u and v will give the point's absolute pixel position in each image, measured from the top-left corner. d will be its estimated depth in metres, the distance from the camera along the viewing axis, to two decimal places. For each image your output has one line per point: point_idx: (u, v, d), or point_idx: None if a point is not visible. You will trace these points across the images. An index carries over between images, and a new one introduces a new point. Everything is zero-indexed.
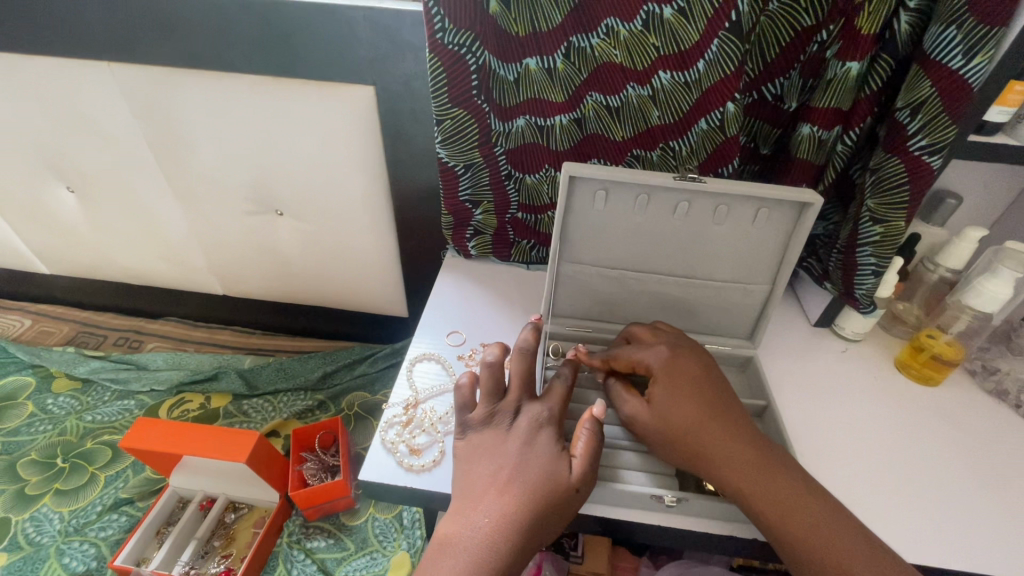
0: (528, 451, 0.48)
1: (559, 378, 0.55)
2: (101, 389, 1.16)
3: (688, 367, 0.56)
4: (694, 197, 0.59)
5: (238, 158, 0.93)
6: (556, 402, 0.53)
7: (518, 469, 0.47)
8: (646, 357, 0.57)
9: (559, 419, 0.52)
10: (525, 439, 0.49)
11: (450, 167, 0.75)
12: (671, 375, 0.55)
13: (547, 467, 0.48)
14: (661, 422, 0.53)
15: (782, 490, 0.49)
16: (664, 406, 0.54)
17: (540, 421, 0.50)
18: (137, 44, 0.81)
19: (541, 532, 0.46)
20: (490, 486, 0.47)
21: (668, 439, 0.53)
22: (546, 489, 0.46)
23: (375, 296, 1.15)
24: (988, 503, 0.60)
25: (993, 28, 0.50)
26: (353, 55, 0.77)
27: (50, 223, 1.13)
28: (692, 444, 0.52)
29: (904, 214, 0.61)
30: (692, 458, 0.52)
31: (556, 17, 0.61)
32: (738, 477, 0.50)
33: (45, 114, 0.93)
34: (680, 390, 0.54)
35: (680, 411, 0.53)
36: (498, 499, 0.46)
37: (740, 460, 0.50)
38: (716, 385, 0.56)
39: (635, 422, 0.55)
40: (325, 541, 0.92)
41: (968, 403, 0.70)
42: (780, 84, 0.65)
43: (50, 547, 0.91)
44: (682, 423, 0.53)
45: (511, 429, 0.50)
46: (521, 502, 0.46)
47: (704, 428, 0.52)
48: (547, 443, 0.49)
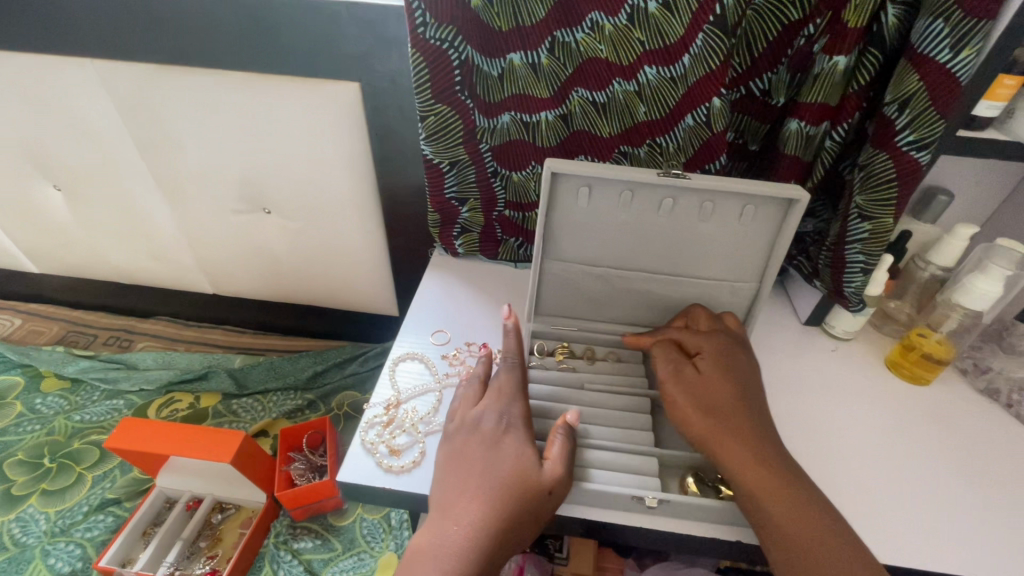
0: (495, 455, 0.48)
1: (512, 372, 0.55)
2: (91, 389, 1.15)
3: (734, 354, 0.57)
4: (679, 194, 0.58)
5: (226, 157, 0.92)
6: (518, 403, 0.52)
7: (486, 473, 0.47)
8: (702, 340, 0.59)
9: (525, 418, 0.52)
10: (492, 442, 0.49)
11: (434, 164, 0.74)
12: (721, 360, 0.56)
13: (518, 465, 0.47)
14: (696, 389, 0.55)
15: (791, 490, 0.48)
16: (705, 376, 0.55)
17: (505, 423, 0.51)
18: (122, 40, 0.80)
19: (517, 533, 0.46)
20: (460, 492, 0.47)
21: (697, 403, 0.54)
22: (517, 491, 0.46)
23: (365, 294, 1.14)
24: (977, 505, 0.59)
25: (981, 20, 0.49)
26: (338, 51, 0.76)
27: (38, 221, 1.12)
28: (713, 414, 0.53)
29: (893, 211, 0.60)
30: (704, 427, 0.52)
31: (539, 11, 0.61)
32: (739, 458, 0.50)
33: (31, 113, 0.92)
34: (725, 375, 0.55)
35: (718, 384, 0.55)
36: (468, 505, 0.45)
37: (745, 442, 0.51)
38: (750, 376, 0.56)
39: (671, 383, 0.56)
40: (312, 541, 0.91)
41: (959, 403, 0.69)
42: (767, 79, 0.64)
43: (36, 548, 0.90)
44: (714, 396, 0.54)
45: (476, 434, 0.50)
46: (492, 502, 0.45)
47: (730, 405, 0.53)
48: (513, 445, 0.49)
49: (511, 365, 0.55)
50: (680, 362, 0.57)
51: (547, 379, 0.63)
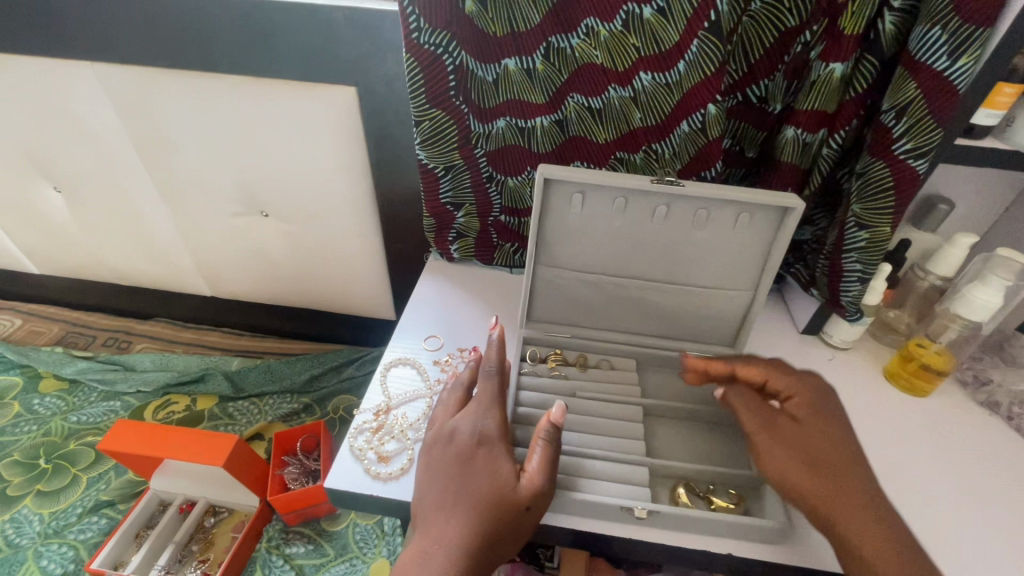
0: (468, 469, 0.48)
1: (488, 381, 0.54)
2: (89, 390, 1.15)
3: (828, 396, 0.53)
4: (672, 201, 0.58)
5: (222, 159, 0.93)
6: (495, 413, 0.52)
7: (462, 489, 0.47)
8: (791, 384, 0.54)
9: (502, 427, 0.51)
10: (467, 455, 0.49)
11: (429, 169, 0.73)
12: (814, 409, 0.52)
13: (495, 480, 0.47)
14: (796, 444, 0.50)
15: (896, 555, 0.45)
16: (804, 428, 0.51)
17: (481, 434, 0.50)
18: (120, 44, 0.80)
19: (496, 548, 0.45)
20: (437, 508, 0.47)
21: (800, 459, 0.49)
22: (493, 505, 0.46)
23: (361, 298, 1.14)
24: (975, 519, 0.57)
25: (980, 28, 0.49)
26: (335, 56, 0.77)
27: (38, 222, 1.13)
28: (823, 473, 0.48)
29: (890, 220, 0.59)
30: (814, 490, 0.48)
31: (534, 17, 0.60)
32: (847, 520, 0.46)
33: (31, 115, 0.93)
34: (819, 427, 0.51)
35: (819, 438, 0.50)
36: (446, 522, 0.46)
37: (857, 507, 0.47)
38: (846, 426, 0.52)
39: (764, 435, 0.51)
40: (304, 546, 0.90)
41: (959, 415, 0.67)
42: (764, 86, 0.63)
43: (29, 549, 0.90)
44: (818, 451, 0.50)
45: (451, 447, 0.50)
46: (469, 519, 0.45)
47: (839, 464, 0.49)
48: (488, 458, 0.48)
49: (488, 375, 0.55)
50: (769, 412, 0.53)
51: (539, 386, 0.62)
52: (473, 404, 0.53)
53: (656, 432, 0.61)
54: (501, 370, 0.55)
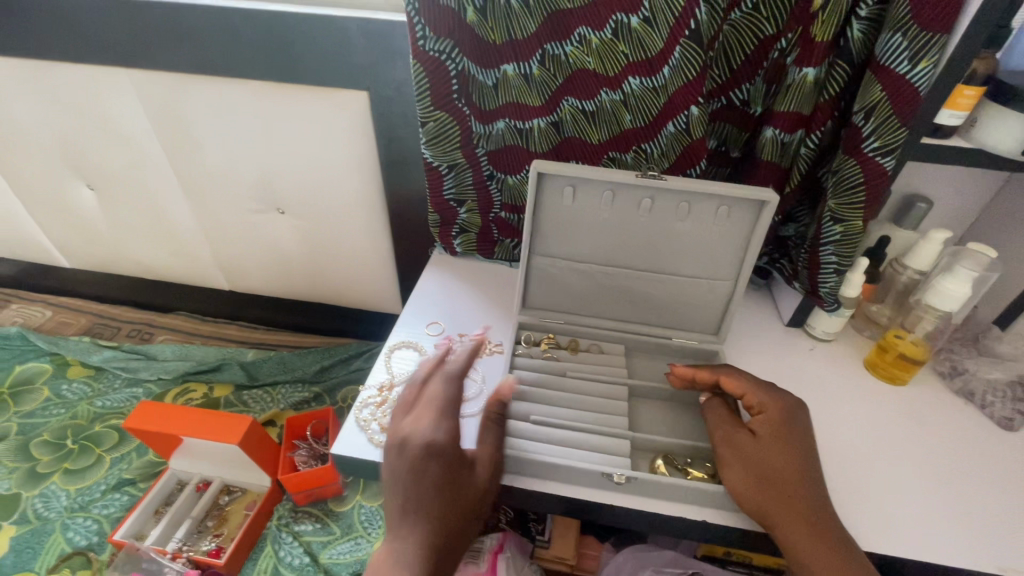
0: (430, 478, 0.49)
1: (443, 386, 0.55)
2: (113, 377, 1.22)
3: (795, 414, 0.56)
4: (657, 195, 0.63)
5: (242, 159, 0.99)
6: (450, 417, 0.53)
7: (428, 502, 0.48)
8: (762, 399, 0.57)
9: (456, 434, 0.52)
10: (428, 461, 0.49)
11: (434, 167, 0.79)
12: (779, 425, 0.55)
13: (457, 481, 0.50)
14: (750, 458, 0.54)
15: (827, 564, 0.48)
16: (762, 444, 0.54)
17: (437, 445, 0.50)
18: (153, 52, 0.88)
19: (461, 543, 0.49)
20: (404, 519, 0.47)
21: (751, 471, 0.53)
22: (459, 509, 0.48)
23: (369, 293, 1.20)
24: (944, 497, 0.60)
25: (936, 34, 0.53)
26: (348, 63, 0.83)
27: (71, 218, 1.20)
28: (773, 485, 0.52)
29: (862, 214, 0.63)
30: (758, 503, 0.52)
31: (530, 26, 0.66)
32: (787, 528, 0.50)
33: (69, 116, 1.00)
34: (779, 441, 0.54)
35: (774, 455, 0.53)
36: (416, 535, 0.46)
37: (799, 517, 0.51)
38: (808, 446, 0.55)
39: (724, 446, 0.56)
40: (312, 525, 0.95)
41: (935, 403, 0.70)
42: (745, 90, 0.68)
43: (56, 522, 0.96)
44: (769, 468, 0.53)
45: (409, 462, 0.49)
46: (440, 524, 0.47)
47: (788, 482, 0.52)
48: (447, 469, 0.50)
49: (442, 381, 0.55)
50: (734, 425, 0.57)
51: (532, 366, 0.67)
52: (426, 412, 0.53)
53: (640, 412, 0.66)
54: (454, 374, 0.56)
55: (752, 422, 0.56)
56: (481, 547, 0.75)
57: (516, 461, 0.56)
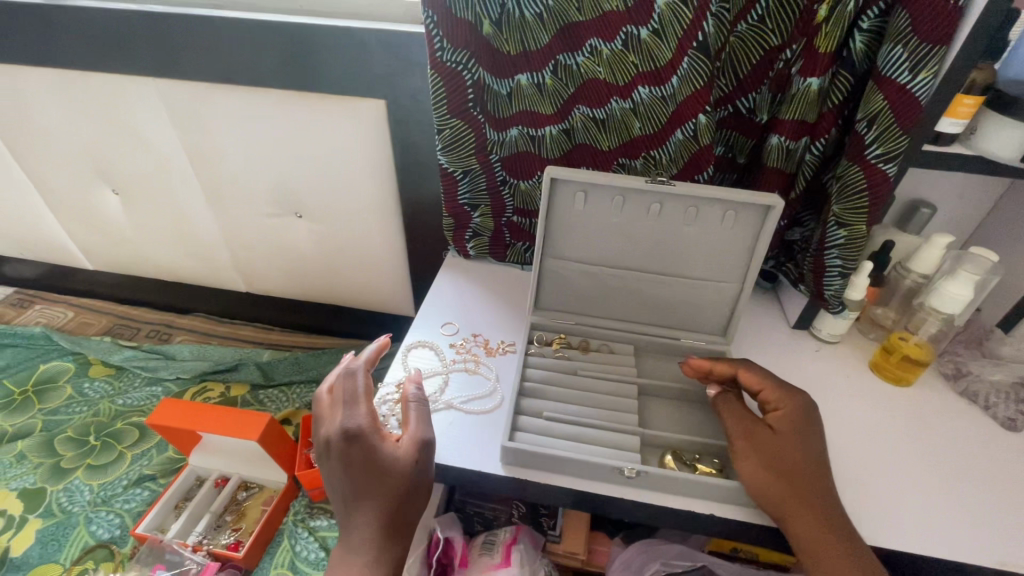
0: (349, 469, 0.51)
1: (354, 378, 0.57)
2: (133, 376, 1.25)
3: (813, 413, 0.58)
4: (665, 199, 0.65)
5: (261, 165, 1.03)
6: (360, 408, 0.55)
7: (353, 489, 0.51)
8: (778, 396, 0.59)
9: (370, 418, 0.54)
10: (345, 454, 0.52)
11: (449, 172, 0.81)
12: (796, 421, 0.57)
13: (379, 463, 0.52)
14: (767, 452, 0.56)
15: (837, 554, 0.51)
16: (779, 439, 0.56)
17: (349, 432, 0.52)
18: (180, 63, 0.91)
19: (405, 514, 0.52)
20: (345, 510, 0.52)
21: (767, 464, 0.55)
22: (388, 486, 0.51)
23: (382, 296, 1.23)
24: (948, 495, 0.62)
25: (936, 46, 0.55)
26: (367, 73, 0.86)
27: (95, 221, 1.24)
28: (788, 478, 0.54)
29: (866, 218, 0.65)
30: (773, 495, 0.54)
31: (544, 38, 0.69)
32: (801, 520, 0.52)
33: (97, 124, 1.04)
34: (794, 437, 0.56)
35: (790, 450, 0.55)
36: (353, 518, 0.51)
37: (814, 510, 0.53)
38: (821, 444, 0.57)
39: (740, 439, 0.58)
40: (327, 520, 0.97)
41: (938, 403, 0.72)
42: (751, 98, 0.70)
43: (80, 515, 0.99)
44: (785, 462, 0.55)
45: (329, 455, 0.53)
46: (373, 506, 0.51)
47: (802, 476, 0.54)
48: (365, 452, 0.52)
49: (350, 373, 0.58)
50: (750, 420, 0.59)
51: (544, 365, 0.70)
52: (338, 407, 0.56)
53: (650, 410, 0.68)
54: (364, 367, 0.60)
55: (769, 418, 0.58)
56: (495, 540, 0.77)
57: (531, 455, 0.58)
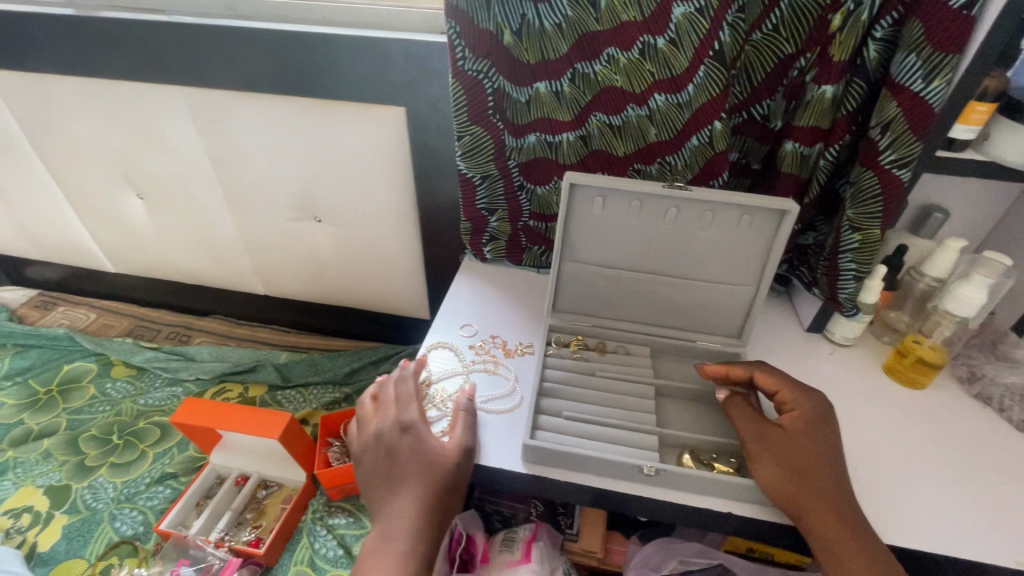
0: (398, 456, 0.59)
1: (408, 381, 0.66)
2: (154, 377, 1.28)
3: (828, 413, 0.60)
4: (683, 204, 0.66)
5: (283, 170, 1.05)
6: (410, 407, 0.63)
7: (398, 475, 0.58)
8: (793, 396, 0.61)
9: (419, 416, 0.62)
10: (395, 443, 0.60)
11: (468, 178, 0.83)
12: (812, 421, 0.59)
13: (424, 454, 0.59)
14: (782, 451, 0.57)
15: (854, 550, 0.52)
16: (794, 438, 0.57)
17: (402, 424, 0.61)
18: (207, 72, 0.94)
19: (442, 504, 0.58)
20: (389, 493, 0.58)
21: (784, 462, 0.56)
22: (429, 477, 0.57)
23: (397, 298, 1.25)
24: (963, 495, 0.62)
25: (949, 55, 0.56)
26: (388, 81, 0.88)
27: (119, 225, 1.27)
28: (804, 476, 0.55)
29: (880, 223, 0.66)
30: (791, 492, 0.54)
31: (562, 47, 0.71)
32: (818, 517, 0.53)
33: (124, 131, 1.07)
34: (811, 436, 0.58)
35: (806, 449, 0.56)
36: (395, 502, 0.57)
37: (831, 507, 0.54)
38: (836, 445, 0.58)
39: (754, 439, 0.59)
40: (345, 518, 0.99)
41: (953, 406, 0.72)
42: (766, 105, 0.72)
43: (104, 512, 1.01)
44: (801, 461, 0.56)
45: (380, 445, 0.61)
46: (415, 491, 0.57)
47: (819, 476, 0.55)
48: (414, 443, 0.60)
49: (403, 378, 0.66)
50: (764, 420, 0.60)
51: (562, 366, 0.71)
52: (392, 405, 0.64)
53: (666, 410, 0.69)
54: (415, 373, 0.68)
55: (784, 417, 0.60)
56: (515, 538, 0.79)
57: (551, 453, 0.60)
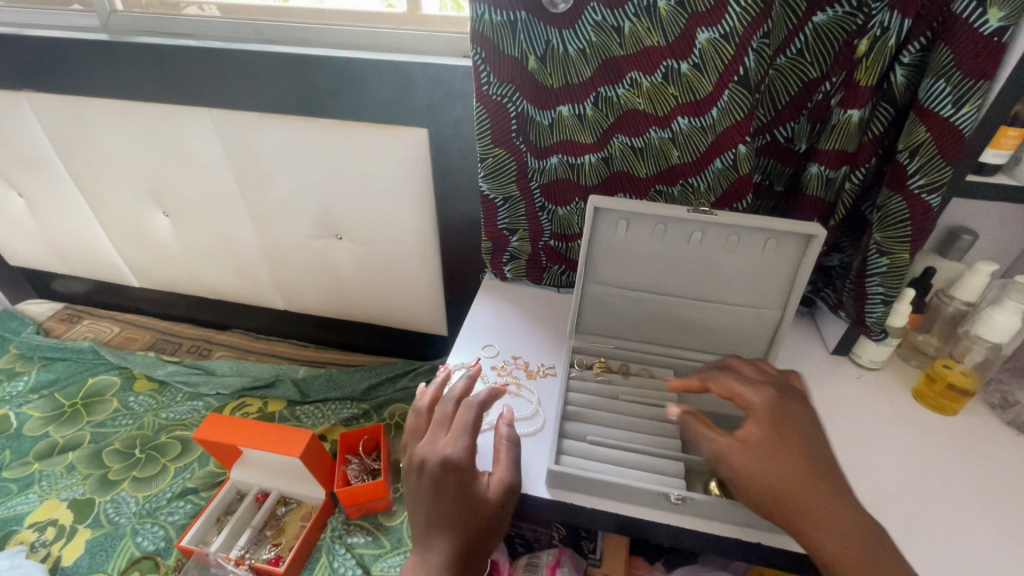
0: (445, 493, 0.55)
1: (468, 408, 0.61)
2: (175, 391, 1.30)
3: (788, 405, 0.56)
4: (707, 228, 0.67)
5: (306, 188, 1.07)
6: (463, 440, 0.58)
7: (443, 515, 0.54)
8: (752, 396, 0.57)
9: (470, 452, 0.58)
10: (443, 477, 0.56)
11: (490, 200, 0.84)
12: (776, 420, 0.55)
13: (474, 496, 0.55)
14: (761, 467, 0.52)
15: (857, 554, 0.49)
16: (762, 448, 0.53)
17: (454, 457, 0.57)
18: (237, 97, 0.97)
19: (480, 548, 0.55)
20: (429, 530, 0.54)
21: (760, 480, 0.52)
22: (474, 521, 0.54)
23: (417, 315, 1.25)
24: (1000, 527, 0.61)
25: (979, 81, 0.56)
26: (412, 103, 0.90)
27: (145, 241, 1.30)
28: (784, 489, 0.51)
29: (908, 247, 0.66)
30: (778, 509, 0.51)
31: (585, 72, 0.72)
32: (813, 529, 0.50)
33: (154, 151, 1.10)
34: (780, 439, 0.54)
35: (772, 463, 0.52)
36: (435, 541, 0.53)
37: (823, 514, 0.50)
38: (810, 441, 0.54)
39: (725, 463, 0.54)
40: (364, 537, 0.99)
41: (985, 433, 0.71)
42: (790, 128, 0.72)
43: (127, 526, 1.02)
44: (779, 474, 0.52)
45: (427, 475, 0.56)
46: (459, 534, 0.53)
47: (803, 487, 0.51)
48: (462, 481, 0.56)
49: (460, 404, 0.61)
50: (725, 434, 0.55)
51: (586, 389, 0.71)
52: (443, 431, 0.59)
53: None
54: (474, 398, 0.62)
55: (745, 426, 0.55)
56: (539, 564, 0.80)
57: (575, 479, 0.59)
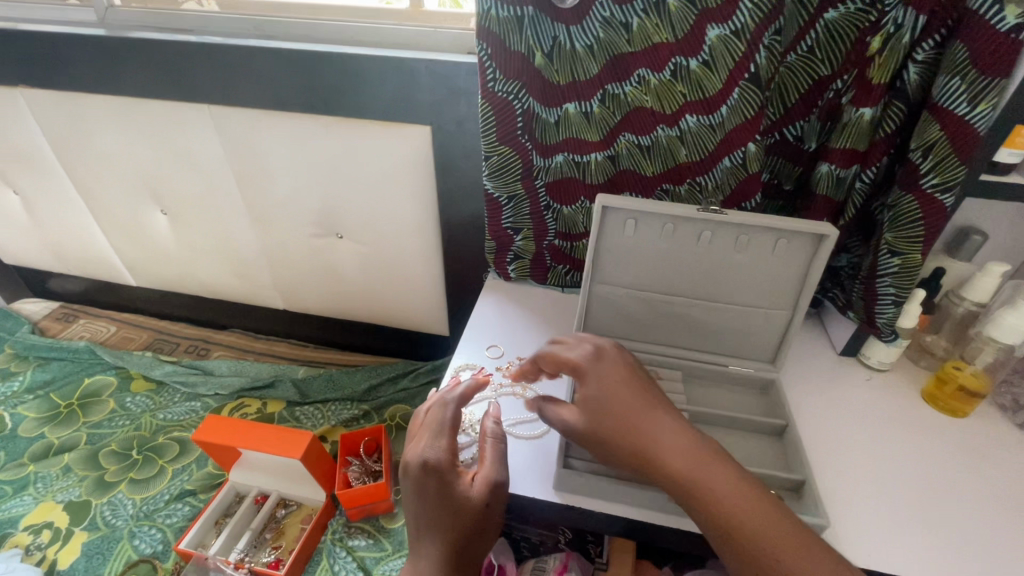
0: (426, 497, 0.53)
1: (446, 407, 0.59)
2: (173, 391, 1.28)
3: (619, 356, 0.54)
4: (716, 228, 0.65)
5: (307, 186, 1.05)
6: (442, 440, 0.56)
7: (427, 519, 0.52)
8: (575, 356, 0.55)
9: (451, 452, 0.55)
10: (423, 481, 0.53)
11: (494, 197, 0.82)
12: (602, 373, 0.53)
13: (456, 498, 0.53)
14: (601, 426, 0.51)
15: (717, 491, 0.46)
16: (594, 405, 0.52)
17: (432, 460, 0.54)
18: (238, 94, 0.96)
19: (470, 549, 0.52)
20: (417, 536, 0.53)
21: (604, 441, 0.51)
22: (459, 523, 0.52)
23: (418, 315, 1.24)
24: (1014, 531, 0.60)
25: (995, 79, 0.55)
26: (415, 100, 0.88)
27: (142, 240, 1.29)
28: (628, 444, 0.50)
29: (920, 248, 0.65)
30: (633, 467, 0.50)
31: (592, 69, 0.70)
32: (668, 478, 0.48)
33: (152, 148, 1.09)
34: (613, 391, 0.52)
35: (606, 419, 0.51)
36: (422, 548, 0.52)
37: (671, 461, 0.48)
38: (643, 388, 0.52)
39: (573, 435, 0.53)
40: (365, 540, 0.98)
41: (996, 435, 0.70)
42: (799, 126, 0.71)
43: (124, 529, 1.01)
44: (617, 427, 0.50)
45: (407, 480, 0.54)
46: (444, 537, 0.51)
47: (642, 434, 0.49)
48: (443, 484, 0.53)
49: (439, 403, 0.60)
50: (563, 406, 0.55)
51: None
52: (423, 433, 0.57)
53: None
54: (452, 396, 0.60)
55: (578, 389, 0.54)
56: (546, 568, 0.78)
57: (585, 483, 0.58)
